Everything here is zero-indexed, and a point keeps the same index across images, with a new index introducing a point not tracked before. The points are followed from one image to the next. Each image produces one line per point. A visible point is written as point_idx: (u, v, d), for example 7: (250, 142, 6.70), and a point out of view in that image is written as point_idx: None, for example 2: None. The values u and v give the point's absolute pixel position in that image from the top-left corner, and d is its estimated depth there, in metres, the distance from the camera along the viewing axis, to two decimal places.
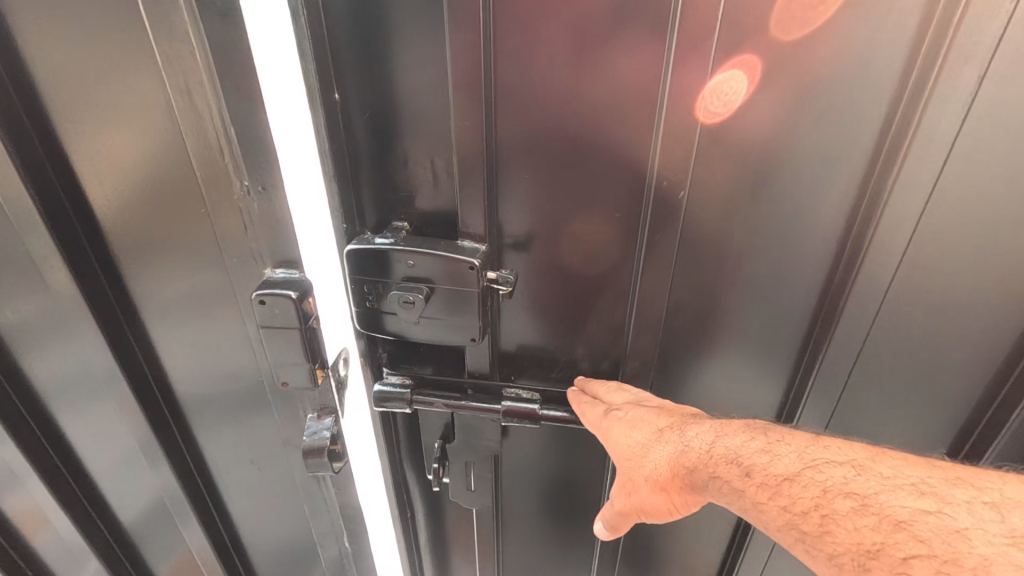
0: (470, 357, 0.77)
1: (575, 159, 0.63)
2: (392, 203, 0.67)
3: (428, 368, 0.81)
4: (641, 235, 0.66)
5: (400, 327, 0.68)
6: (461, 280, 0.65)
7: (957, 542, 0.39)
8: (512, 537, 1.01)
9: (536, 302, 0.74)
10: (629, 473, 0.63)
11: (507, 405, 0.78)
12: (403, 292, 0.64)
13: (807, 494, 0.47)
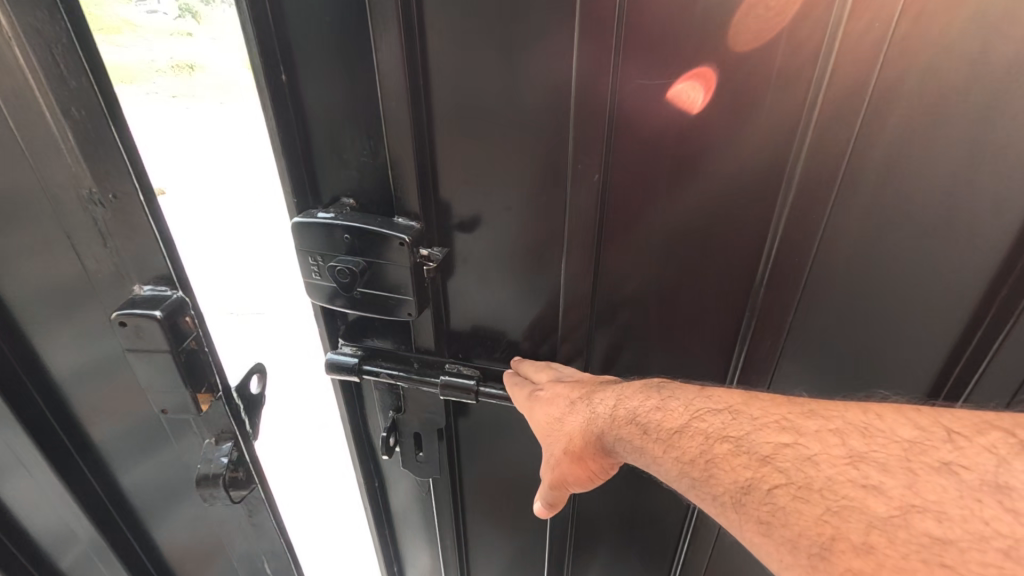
0: (417, 333, 0.66)
1: (529, 164, 0.54)
2: (334, 176, 0.57)
3: (383, 342, 0.69)
4: (602, 249, 0.58)
5: (342, 299, 0.59)
6: (392, 254, 0.56)
7: (808, 469, 0.42)
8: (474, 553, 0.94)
9: (489, 293, 0.64)
10: (548, 446, 0.64)
11: (445, 380, 0.66)
12: (337, 259, 0.56)
13: (691, 441, 0.50)
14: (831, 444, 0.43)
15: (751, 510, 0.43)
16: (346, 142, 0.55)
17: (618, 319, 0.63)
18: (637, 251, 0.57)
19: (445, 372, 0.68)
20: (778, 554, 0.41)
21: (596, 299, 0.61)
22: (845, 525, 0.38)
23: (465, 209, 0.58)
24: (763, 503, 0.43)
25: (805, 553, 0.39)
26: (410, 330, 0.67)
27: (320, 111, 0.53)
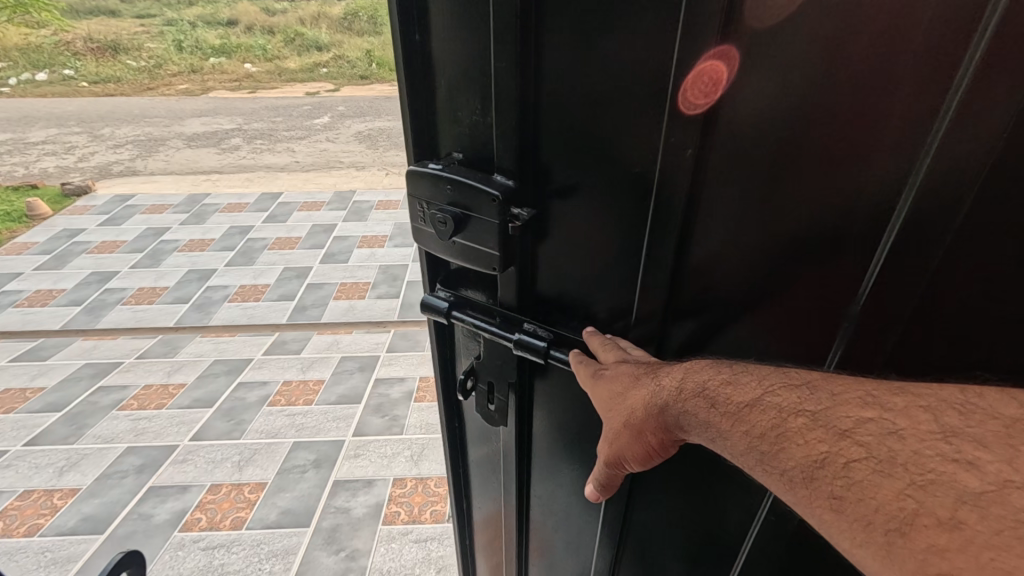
0: (501, 289, 0.75)
1: (620, 142, 0.58)
2: (456, 134, 0.69)
3: (478, 293, 0.79)
4: (690, 236, 0.58)
5: (441, 245, 0.71)
6: (484, 207, 0.64)
7: (893, 444, 0.44)
8: (535, 518, 1.00)
9: (569, 253, 0.68)
10: (606, 420, 0.65)
11: (517, 338, 0.74)
12: (440, 212, 0.67)
13: (763, 416, 0.51)
14: (919, 420, 0.44)
15: (824, 486, 0.46)
16: (461, 101, 0.66)
17: (705, 313, 0.62)
18: (728, 244, 0.57)
19: (520, 331, 0.74)
20: (853, 531, 0.44)
21: (683, 285, 0.62)
22: (931, 501, 0.41)
23: (564, 178, 0.63)
24: (837, 477, 0.46)
25: (882, 530, 0.43)
26: (495, 285, 0.76)
27: (455, 71, 0.65)
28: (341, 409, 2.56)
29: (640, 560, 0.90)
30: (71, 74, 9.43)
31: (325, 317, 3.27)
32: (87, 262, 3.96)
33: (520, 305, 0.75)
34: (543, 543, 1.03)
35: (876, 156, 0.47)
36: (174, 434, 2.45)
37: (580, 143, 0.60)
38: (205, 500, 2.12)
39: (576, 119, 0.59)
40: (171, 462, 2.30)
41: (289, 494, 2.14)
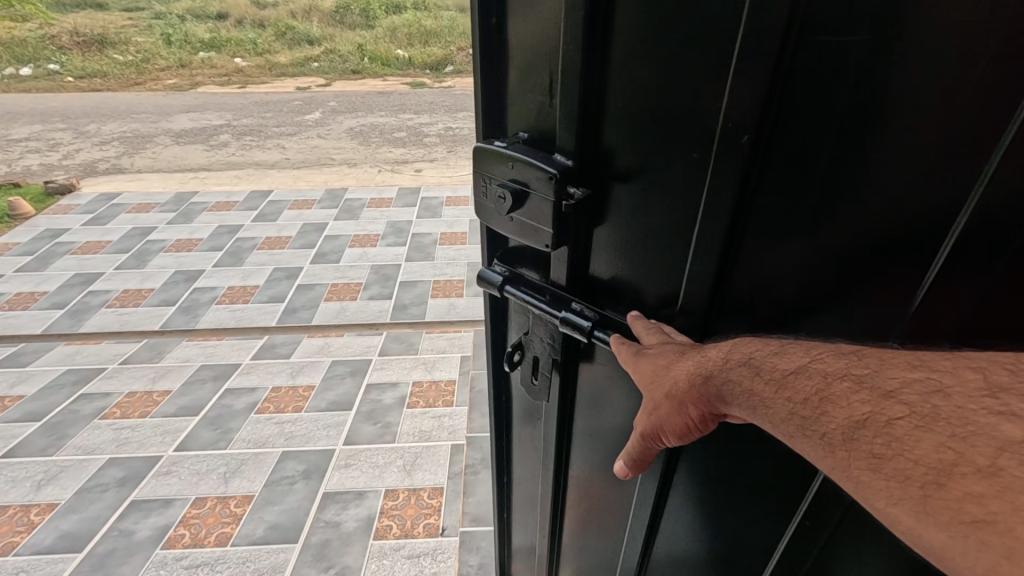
0: (554, 267, 0.84)
1: (673, 140, 0.66)
2: (527, 123, 0.80)
3: (535, 273, 0.90)
4: (745, 221, 0.64)
5: (502, 219, 0.80)
6: (542, 185, 0.73)
7: (937, 401, 0.44)
8: (575, 475, 1.11)
9: (619, 237, 0.77)
10: (647, 394, 0.68)
11: (565, 316, 0.84)
12: (504, 188, 0.77)
13: (806, 383, 0.52)
14: (967, 378, 0.44)
15: (864, 444, 0.46)
16: (533, 94, 0.77)
17: (756, 308, 0.68)
18: (783, 231, 0.62)
19: (568, 309, 0.84)
20: (890, 488, 0.44)
21: (735, 283, 0.68)
22: (971, 450, 0.41)
23: (626, 163, 0.72)
24: (879, 435, 0.46)
25: (918, 483, 0.42)
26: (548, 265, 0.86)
27: (531, 67, 0.76)
28: (331, 416, 2.46)
29: (682, 513, 0.92)
30: (55, 68, 9.19)
31: (316, 318, 3.22)
32: (70, 264, 3.90)
33: (569, 283, 0.84)
34: (578, 501, 1.15)
35: (931, 180, 0.52)
36: (157, 445, 2.33)
37: (638, 140, 0.69)
38: (189, 514, 2.02)
39: (637, 118, 0.68)
40: (154, 474, 2.18)
41: (277, 508, 2.03)
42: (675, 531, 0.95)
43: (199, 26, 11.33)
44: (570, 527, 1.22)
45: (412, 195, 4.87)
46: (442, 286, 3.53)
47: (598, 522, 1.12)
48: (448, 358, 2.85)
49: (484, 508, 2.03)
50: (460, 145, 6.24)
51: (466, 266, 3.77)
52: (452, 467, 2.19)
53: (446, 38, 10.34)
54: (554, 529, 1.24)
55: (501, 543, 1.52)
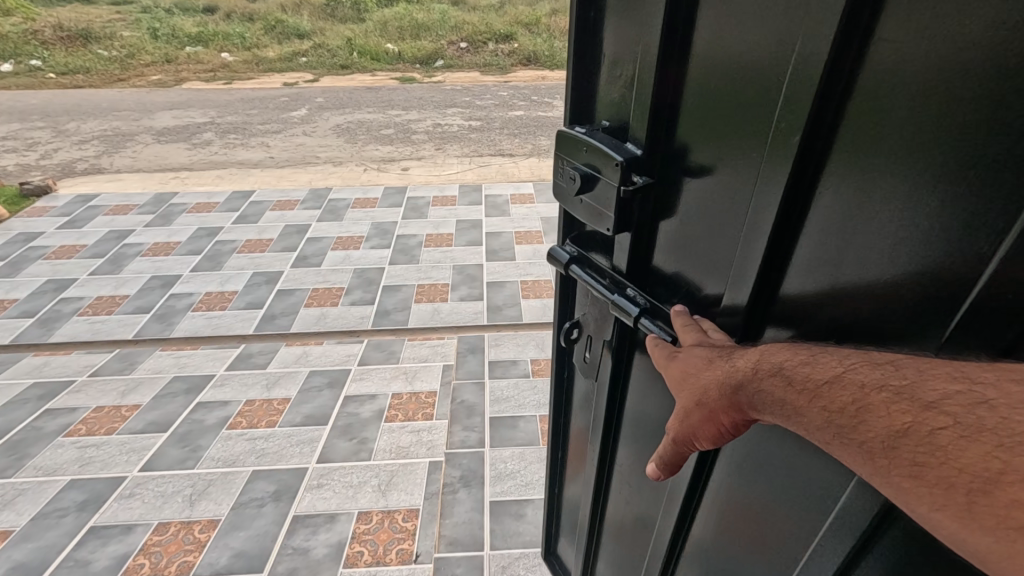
0: (617, 253, 0.91)
1: (734, 139, 0.69)
2: (611, 112, 0.87)
3: (604, 259, 0.97)
4: (798, 225, 0.65)
5: (571, 201, 0.88)
6: (608, 171, 0.80)
7: (980, 412, 0.41)
8: (622, 455, 1.13)
9: (679, 231, 0.81)
10: (679, 398, 0.69)
11: (616, 297, 0.89)
12: (576, 172, 0.84)
13: (840, 392, 0.50)
14: (1012, 390, 0.41)
15: (903, 454, 0.44)
16: (618, 87, 0.85)
17: (798, 327, 0.67)
18: (825, 241, 0.61)
19: (623, 293, 0.90)
20: (930, 497, 0.43)
21: (776, 293, 0.69)
22: (1017, 459, 0.38)
23: (696, 159, 0.75)
24: (920, 445, 0.44)
25: (963, 490, 0.41)
26: (614, 250, 0.92)
27: (618, 66, 0.84)
28: (305, 432, 2.33)
29: (715, 507, 0.89)
30: (37, 64, 8.91)
31: (295, 326, 3.10)
32: (43, 269, 3.74)
33: (628, 270, 0.90)
34: (618, 481, 1.19)
35: (972, 208, 0.48)
36: (122, 464, 2.19)
37: (702, 137, 0.74)
38: (150, 542, 1.88)
39: (704, 116, 0.73)
40: (117, 496, 2.04)
41: (243, 534, 1.90)
42: (708, 526, 0.93)
43: (187, 21, 11.11)
44: (610, 507, 1.24)
45: (398, 195, 4.74)
46: (427, 291, 3.41)
47: (631, 505, 1.16)
48: (431, 367, 2.74)
49: (462, 530, 1.91)
50: (448, 143, 6.11)
51: (452, 269, 3.65)
52: (429, 487, 2.07)
53: (437, 33, 10.20)
54: (596, 505, 1.28)
55: (551, 513, 1.57)
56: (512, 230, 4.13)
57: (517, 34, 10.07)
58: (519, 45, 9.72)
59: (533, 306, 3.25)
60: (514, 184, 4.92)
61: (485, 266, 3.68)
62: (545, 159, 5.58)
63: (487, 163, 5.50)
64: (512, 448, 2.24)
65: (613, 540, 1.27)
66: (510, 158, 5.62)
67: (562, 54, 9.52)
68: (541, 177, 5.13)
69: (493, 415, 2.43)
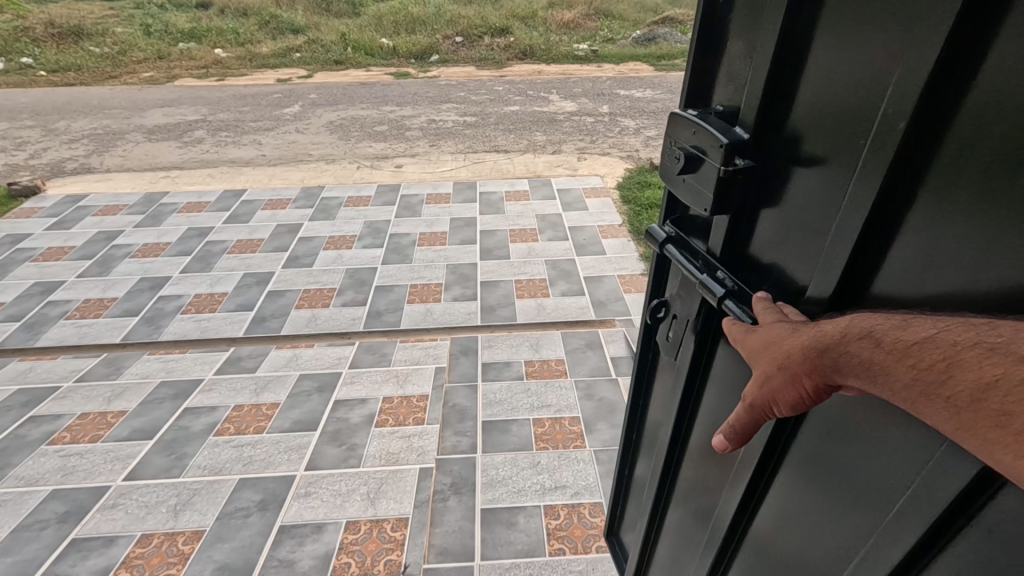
0: (715, 236, 0.88)
1: (845, 123, 0.64)
2: (730, 91, 0.83)
3: (700, 242, 0.94)
4: (895, 221, 0.60)
5: (672, 179, 0.86)
6: (710, 151, 0.77)
7: None
8: (693, 447, 1.10)
9: (778, 217, 0.77)
10: (757, 369, 0.67)
11: (705, 278, 0.86)
12: (680, 150, 0.82)
13: (930, 350, 0.47)
14: None
15: (992, 404, 0.43)
16: (742, 63, 0.80)
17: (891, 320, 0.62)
18: (924, 238, 0.57)
19: (712, 276, 0.87)
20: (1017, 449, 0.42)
21: (868, 276, 0.64)
22: None
23: (810, 146, 0.69)
24: (1011, 394, 0.42)
25: None
26: (710, 233, 0.89)
27: (743, 42, 0.79)
28: (294, 438, 2.28)
29: (777, 507, 0.87)
30: (28, 62, 8.79)
31: (285, 328, 3.05)
32: (30, 272, 3.68)
33: (723, 255, 0.87)
34: (684, 471, 1.16)
35: None
36: (106, 473, 2.14)
37: (815, 118, 0.68)
38: (133, 555, 1.84)
39: (820, 96, 0.67)
40: (100, 507, 2.00)
41: (227, 545, 1.86)
42: (767, 518, 0.90)
43: (180, 17, 10.99)
44: (674, 499, 1.22)
45: (391, 193, 4.68)
46: (420, 291, 3.36)
47: (693, 495, 1.13)
48: (423, 370, 2.69)
49: (452, 539, 1.87)
50: (443, 139, 6.04)
51: (446, 268, 3.60)
52: (419, 494, 2.03)
53: (433, 28, 10.08)
54: (660, 493, 1.26)
55: (620, 489, 1.59)
56: (506, 228, 4.07)
57: (513, 28, 9.95)
58: (515, 39, 9.61)
59: (527, 306, 3.20)
60: (509, 181, 4.85)
61: (479, 265, 3.63)
62: (540, 155, 5.50)
63: (481, 160, 5.43)
64: (504, 453, 2.20)
65: (672, 530, 1.25)
66: (505, 155, 5.55)
67: (559, 48, 9.41)
68: (536, 174, 5.07)
69: (486, 419, 2.39)
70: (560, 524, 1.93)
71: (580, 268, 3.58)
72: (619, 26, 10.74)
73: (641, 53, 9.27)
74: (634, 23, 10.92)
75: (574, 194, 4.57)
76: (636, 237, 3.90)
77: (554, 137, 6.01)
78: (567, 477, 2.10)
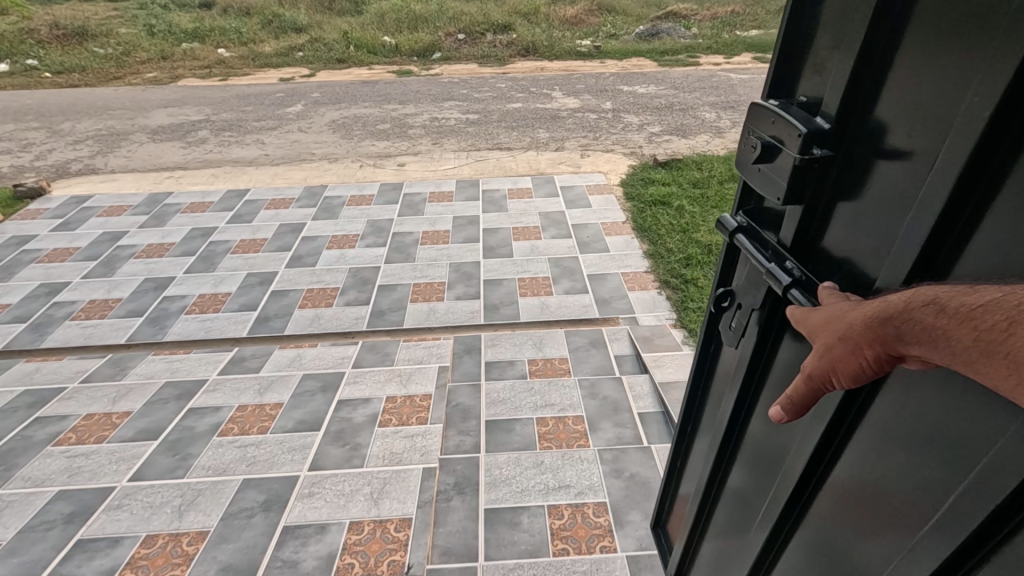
0: (787, 226, 0.88)
1: (931, 118, 0.64)
2: (812, 81, 0.82)
3: (770, 234, 0.94)
4: (974, 211, 0.60)
5: (748, 169, 0.88)
6: (787, 141, 0.78)
7: None
8: (748, 443, 1.11)
9: (854, 207, 0.76)
10: (817, 344, 0.67)
11: (773, 267, 0.87)
12: (758, 140, 0.83)
13: (995, 313, 0.49)
14: None
15: None
16: (826, 53, 0.79)
17: None
18: (999, 235, 0.57)
19: (781, 266, 0.88)
20: None
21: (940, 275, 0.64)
22: None
23: (896, 138, 0.69)
24: None
25: None
26: (782, 224, 0.90)
27: (829, 32, 0.79)
28: (297, 438, 2.28)
29: (826, 508, 0.86)
30: (32, 63, 8.83)
31: (288, 328, 3.05)
32: (36, 273, 3.70)
33: (794, 246, 0.87)
34: (737, 464, 1.16)
35: None
36: (111, 474, 2.15)
37: (901, 112, 0.68)
38: (137, 556, 1.85)
39: (908, 88, 0.67)
40: (105, 507, 2.01)
41: (231, 546, 1.87)
42: (816, 519, 0.89)
43: (183, 17, 11.01)
44: (726, 493, 1.22)
45: (393, 192, 4.67)
46: (423, 290, 3.35)
47: (745, 488, 1.13)
48: (426, 369, 2.68)
49: (455, 540, 1.86)
50: (445, 137, 6.02)
51: (448, 267, 3.58)
52: (422, 495, 2.03)
53: (434, 25, 10.05)
54: (714, 486, 1.26)
55: (670, 481, 1.59)
56: (509, 226, 4.05)
57: (515, 25, 9.91)
58: (517, 36, 9.56)
59: (530, 304, 3.19)
60: (511, 178, 4.84)
61: (481, 264, 3.61)
62: (542, 152, 5.48)
63: (484, 157, 5.42)
64: (508, 453, 2.20)
65: (721, 525, 1.25)
66: (507, 152, 5.53)
67: (561, 44, 9.36)
68: (539, 171, 5.05)
69: (490, 418, 2.38)
70: (564, 524, 1.92)
71: (583, 265, 3.56)
72: (621, 21, 10.67)
73: (644, 49, 9.20)
74: (637, 19, 10.84)
75: (577, 191, 4.55)
76: (640, 234, 3.88)
77: (556, 134, 5.98)
78: (571, 477, 2.09)
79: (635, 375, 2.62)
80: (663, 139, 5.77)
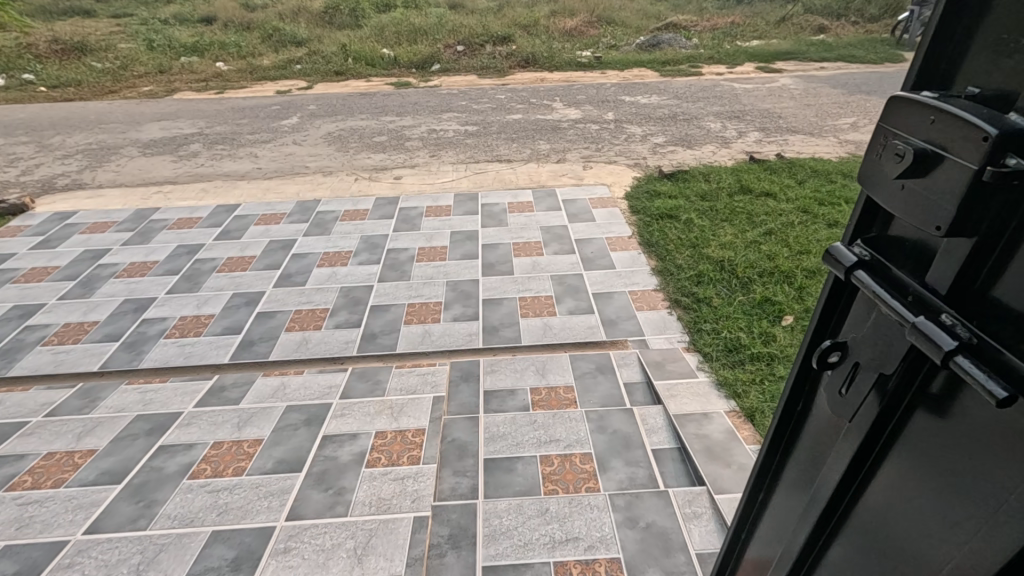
0: (937, 266, 0.55)
1: None
2: (993, 52, 0.51)
3: (910, 274, 0.60)
4: None
5: (884, 188, 0.57)
6: (956, 144, 0.48)
7: None
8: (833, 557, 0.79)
9: None
10: None
11: (919, 320, 0.55)
12: (907, 143, 0.53)
13: None
14: None
15: None
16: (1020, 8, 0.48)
17: None
18: None
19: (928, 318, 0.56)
20: None
21: None
22: None
23: None
24: None
25: None
26: (929, 260, 0.57)
27: None
28: (275, 481, 2.06)
29: None
30: (29, 78, 8.73)
31: (273, 353, 2.84)
32: (10, 294, 3.50)
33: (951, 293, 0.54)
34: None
35: None
36: (65, 526, 1.93)
37: None
38: None
39: None
40: (55, 567, 1.79)
41: None
42: None
43: (183, 31, 10.98)
44: None
45: (389, 205, 4.49)
46: (417, 311, 3.14)
47: None
48: (419, 400, 2.46)
49: None
50: (443, 149, 5.86)
51: (445, 286, 3.38)
52: (412, 551, 1.80)
53: (434, 37, 9.98)
54: None
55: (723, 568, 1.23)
56: (510, 242, 3.85)
57: (516, 36, 9.83)
58: (517, 47, 9.49)
59: (532, 326, 2.97)
60: (511, 191, 4.66)
61: (480, 282, 3.41)
62: (543, 164, 5.31)
63: (483, 170, 5.25)
64: (508, 499, 1.97)
65: None
66: (507, 164, 5.36)
67: (561, 55, 9.27)
68: (540, 183, 4.87)
69: (489, 457, 2.16)
70: None
71: (588, 283, 3.36)
72: (621, 33, 10.61)
73: (646, 59, 9.11)
74: (637, 29, 10.78)
75: (580, 205, 4.36)
76: (647, 249, 3.69)
77: (558, 145, 5.82)
78: (579, 528, 1.86)
79: (647, 405, 2.40)
80: (668, 150, 5.61)
